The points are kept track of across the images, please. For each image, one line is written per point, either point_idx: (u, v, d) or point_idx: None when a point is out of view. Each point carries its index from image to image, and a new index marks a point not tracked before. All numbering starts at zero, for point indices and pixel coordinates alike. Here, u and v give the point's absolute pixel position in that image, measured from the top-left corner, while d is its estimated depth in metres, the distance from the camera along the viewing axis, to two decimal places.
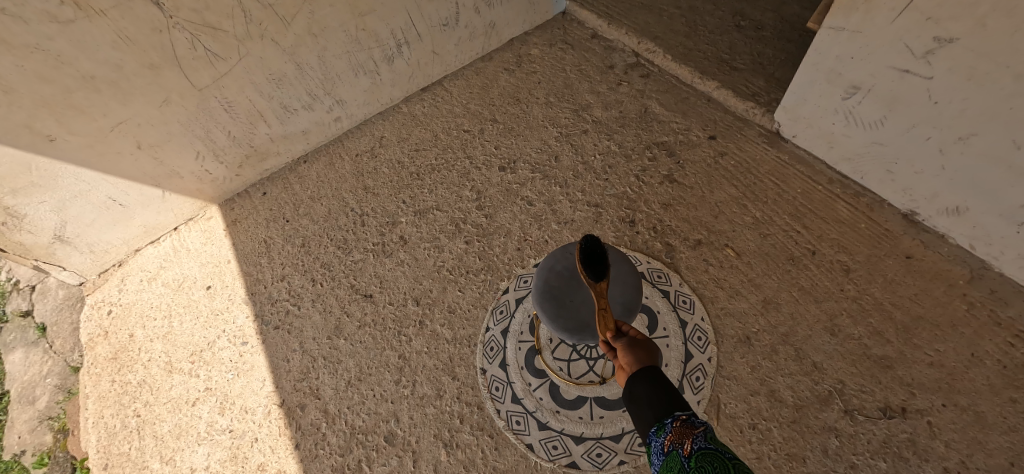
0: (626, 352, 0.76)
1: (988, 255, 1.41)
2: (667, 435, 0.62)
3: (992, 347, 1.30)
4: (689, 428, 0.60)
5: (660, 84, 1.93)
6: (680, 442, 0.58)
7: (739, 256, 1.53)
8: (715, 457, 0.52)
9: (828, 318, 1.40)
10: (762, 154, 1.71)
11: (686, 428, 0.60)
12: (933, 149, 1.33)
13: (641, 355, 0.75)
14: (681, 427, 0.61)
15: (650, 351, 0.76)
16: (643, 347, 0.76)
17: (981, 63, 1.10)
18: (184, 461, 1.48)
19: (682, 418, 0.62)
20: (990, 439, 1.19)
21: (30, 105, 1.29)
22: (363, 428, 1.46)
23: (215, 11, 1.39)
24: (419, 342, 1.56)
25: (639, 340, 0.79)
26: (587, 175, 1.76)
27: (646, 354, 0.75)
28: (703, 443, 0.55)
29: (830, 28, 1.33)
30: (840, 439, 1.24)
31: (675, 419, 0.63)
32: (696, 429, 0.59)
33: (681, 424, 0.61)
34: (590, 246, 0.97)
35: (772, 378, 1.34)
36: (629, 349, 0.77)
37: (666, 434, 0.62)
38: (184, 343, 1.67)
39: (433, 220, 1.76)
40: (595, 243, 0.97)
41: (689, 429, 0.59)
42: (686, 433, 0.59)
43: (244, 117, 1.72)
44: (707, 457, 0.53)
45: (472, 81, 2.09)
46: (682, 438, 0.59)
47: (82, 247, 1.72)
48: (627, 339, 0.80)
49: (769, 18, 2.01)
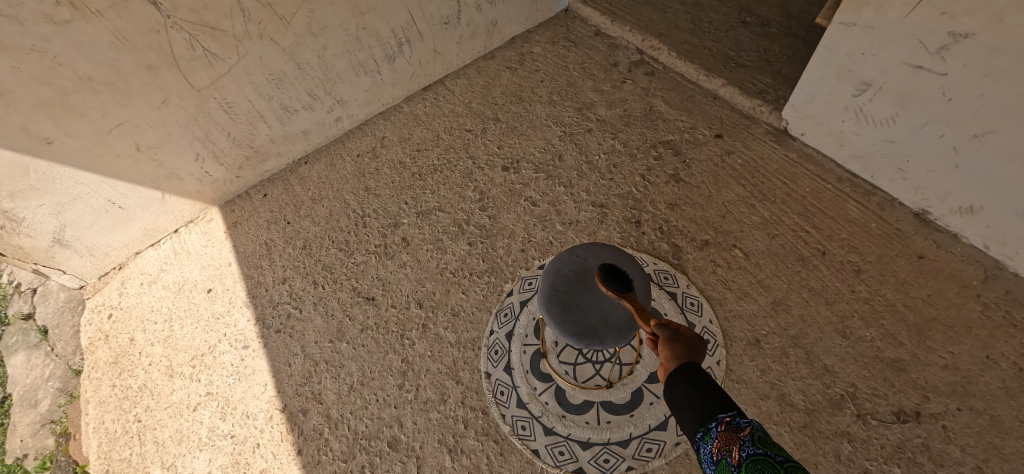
0: (665, 345, 0.71)
1: (1003, 254, 1.38)
2: (713, 441, 0.57)
3: (1008, 349, 1.27)
4: (735, 432, 0.55)
5: (666, 81, 1.90)
6: (728, 449, 0.54)
7: (748, 257, 1.51)
8: (763, 463, 0.48)
9: (839, 320, 1.37)
10: (770, 152, 1.68)
11: (731, 433, 0.56)
12: (946, 148, 1.31)
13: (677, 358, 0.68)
14: (726, 431, 0.56)
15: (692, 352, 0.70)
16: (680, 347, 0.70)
17: (997, 58, 1.07)
18: (185, 467, 1.46)
19: (726, 421, 0.58)
20: (1007, 443, 1.17)
21: (27, 108, 1.26)
22: (366, 433, 1.44)
23: (213, 10, 1.36)
24: (422, 345, 1.54)
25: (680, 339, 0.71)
26: (591, 175, 1.73)
27: (681, 352, 0.69)
28: (752, 450, 0.51)
29: (841, 24, 1.31)
30: (853, 444, 1.22)
31: (719, 422, 0.58)
32: (742, 432, 0.55)
33: (725, 428, 0.57)
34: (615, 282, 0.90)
35: (782, 382, 1.31)
36: (667, 343, 0.71)
37: (712, 442, 0.57)
38: (184, 347, 1.66)
39: (435, 221, 1.74)
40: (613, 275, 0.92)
41: (736, 434, 0.55)
42: (733, 438, 0.55)
43: (244, 117, 1.70)
44: (757, 464, 0.49)
45: (474, 80, 2.06)
46: (728, 445, 0.55)
47: (82, 250, 1.71)
48: (666, 329, 0.73)
49: (774, 14, 1.98)
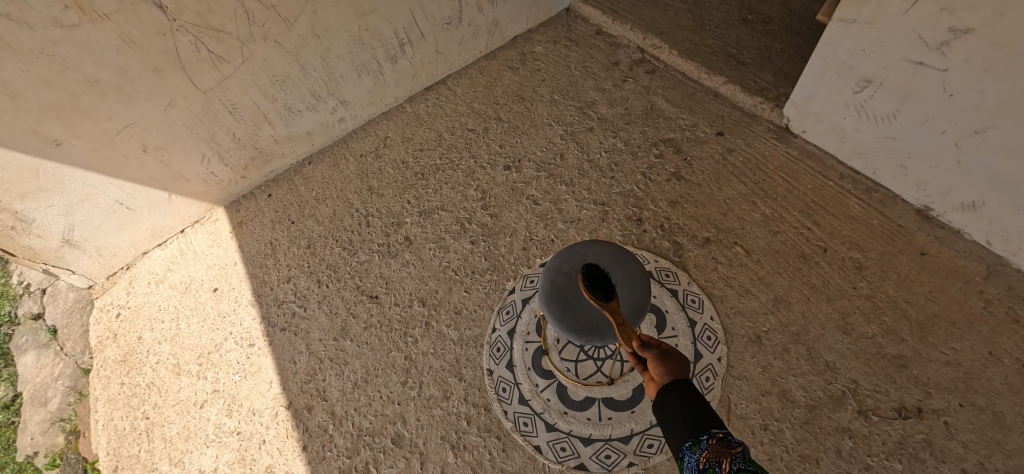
0: (656, 362, 0.70)
1: (1006, 250, 1.38)
2: (702, 451, 0.57)
3: (1011, 345, 1.27)
4: (725, 447, 0.55)
5: (667, 80, 1.90)
6: (718, 460, 0.54)
7: (749, 254, 1.51)
8: None
9: (840, 317, 1.37)
10: (771, 149, 1.68)
11: (722, 446, 0.55)
12: (948, 144, 1.31)
13: (668, 374, 0.68)
14: (717, 444, 0.56)
15: (679, 367, 0.70)
16: (674, 359, 0.70)
17: (999, 53, 1.06)
18: (192, 463, 1.49)
19: (718, 436, 0.57)
20: (1009, 440, 1.16)
21: (36, 111, 1.29)
22: (370, 430, 1.45)
23: (218, 13, 1.38)
24: (425, 343, 1.55)
25: (665, 359, 0.70)
26: (593, 173, 1.74)
27: (678, 366, 0.69)
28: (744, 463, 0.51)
29: (841, 21, 1.31)
30: (854, 440, 1.22)
31: (712, 436, 0.58)
32: (733, 448, 0.55)
33: (717, 442, 0.57)
34: (592, 279, 0.93)
35: (783, 379, 1.32)
36: (660, 359, 0.70)
37: (701, 451, 0.57)
38: (191, 346, 1.68)
39: (437, 220, 1.76)
40: (586, 279, 0.93)
41: (727, 448, 0.55)
42: (723, 452, 0.55)
43: (248, 118, 1.72)
44: None
45: (476, 80, 2.07)
46: (718, 456, 0.54)
47: (90, 251, 1.73)
48: (653, 350, 0.73)
49: (776, 11, 1.97)
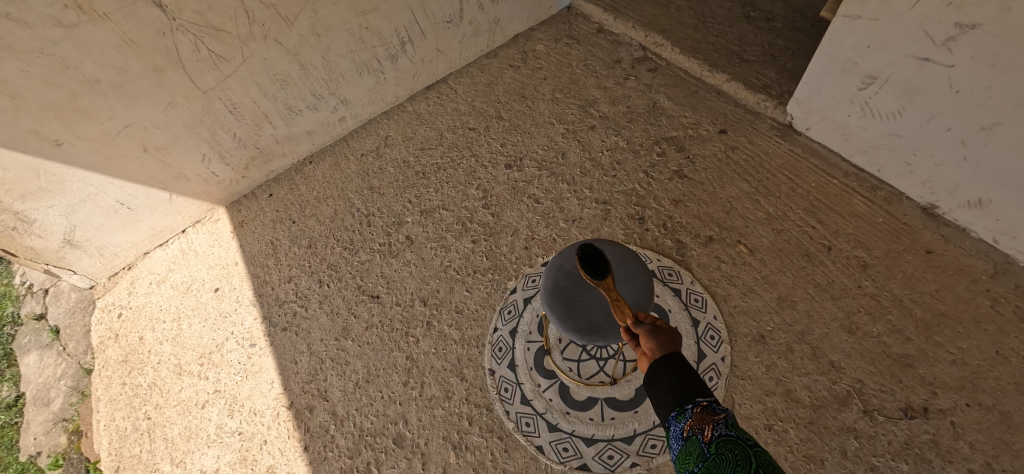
0: (647, 337, 0.69)
1: (1013, 248, 1.36)
2: (686, 420, 0.58)
3: (1018, 344, 1.25)
4: (708, 414, 0.56)
5: (669, 78, 1.89)
6: (700, 428, 0.55)
7: (752, 253, 1.50)
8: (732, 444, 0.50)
9: (845, 316, 1.36)
10: (774, 147, 1.67)
11: (705, 414, 0.56)
12: (954, 140, 1.29)
13: (658, 347, 0.67)
14: (701, 412, 0.57)
15: (671, 340, 0.68)
16: (666, 334, 0.69)
17: (1006, 49, 1.05)
18: (194, 464, 1.48)
19: (702, 404, 0.58)
20: (1017, 440, 1.15)
21: (36, 111, 1.29)
22: (372, 430, 1.45)
23: (217, 12, 1.37)
24: (426, 343, 1.54)
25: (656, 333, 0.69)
26: (595, 172, 1.73)
27: (669, 339, 0.68)
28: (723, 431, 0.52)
29: (846, 17, 1.29)
30: (859, 440, 1.21)
31: (696, 404, 0.58)
32: (716, 415, 0.55)
33: (700, 410, 0.57)
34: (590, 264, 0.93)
35: (787, 378, 1.31)
36: (650, 334, 0.70)
37: (685, 420, 0.58)
38: (192, 346, 1.68)
39: (438, 220, 1.75)
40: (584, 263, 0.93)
41: (709, 415, 0.56)
42: (705, 419, 0.56)
43: (248, 118, 1.71)
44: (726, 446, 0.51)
45: (477, 78, 2.06)
46: (701, 424, 0.55)
47: (92, 251, 1.73)
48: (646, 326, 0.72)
49: (779, 8, 1.96)
